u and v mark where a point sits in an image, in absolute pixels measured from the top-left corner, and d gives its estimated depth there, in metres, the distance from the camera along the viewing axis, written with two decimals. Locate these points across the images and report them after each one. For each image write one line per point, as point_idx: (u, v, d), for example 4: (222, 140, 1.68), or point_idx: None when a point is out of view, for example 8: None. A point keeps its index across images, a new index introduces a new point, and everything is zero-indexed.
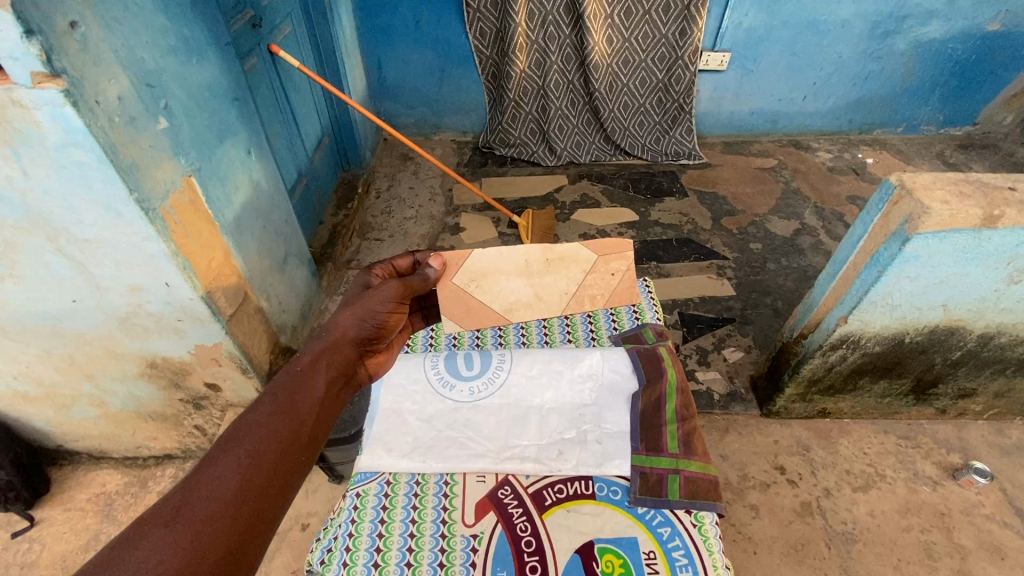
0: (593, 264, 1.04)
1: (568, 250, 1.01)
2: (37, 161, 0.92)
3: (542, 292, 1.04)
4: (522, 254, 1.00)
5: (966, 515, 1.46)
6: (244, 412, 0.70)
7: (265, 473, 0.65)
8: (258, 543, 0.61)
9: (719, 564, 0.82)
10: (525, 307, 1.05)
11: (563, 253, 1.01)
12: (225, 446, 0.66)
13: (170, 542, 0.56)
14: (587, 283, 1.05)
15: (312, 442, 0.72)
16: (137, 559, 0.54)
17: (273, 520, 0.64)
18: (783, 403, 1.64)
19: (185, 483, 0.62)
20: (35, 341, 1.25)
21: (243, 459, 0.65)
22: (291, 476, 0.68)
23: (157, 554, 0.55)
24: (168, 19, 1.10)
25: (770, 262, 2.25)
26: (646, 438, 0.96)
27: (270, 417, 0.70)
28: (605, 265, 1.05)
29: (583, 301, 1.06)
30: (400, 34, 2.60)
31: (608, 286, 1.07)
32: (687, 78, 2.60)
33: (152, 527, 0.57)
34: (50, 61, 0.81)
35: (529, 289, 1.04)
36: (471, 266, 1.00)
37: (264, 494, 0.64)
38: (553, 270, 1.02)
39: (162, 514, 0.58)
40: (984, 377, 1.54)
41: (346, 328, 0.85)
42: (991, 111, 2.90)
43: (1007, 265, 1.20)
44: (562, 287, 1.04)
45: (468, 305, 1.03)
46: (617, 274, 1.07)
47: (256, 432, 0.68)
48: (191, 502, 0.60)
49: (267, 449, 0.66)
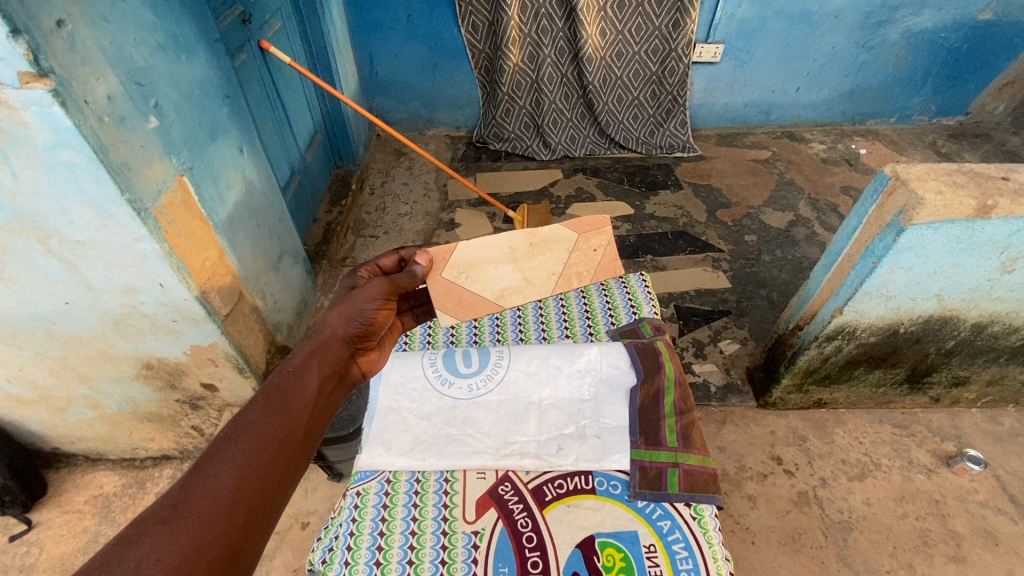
0: (575, 243, 1.04)
1: (551, 232, 1.02)
2: (26, 162, 0.91)
3: (531, 276, 1.04)
4: (506, 241, 0.99)
5: (960, 502, 1.48)
6: (239, 411, 0.70)
7: (260, 470, 0.64)
8: (257, 538, 0.61)
9: (719, 556, 0.82)
10: (517, 292, 1.04)
11: (546, 236, 1.02)
12: (220, 445, 0.65)
13: (168, 538, 0.56)
14: (572, 261, 1.05)
15: (308, 440, 0.72)
16: (137, 556, 0.54)
17: (272, 515, 0.64)
18: (780, 394, 1.65)
19: (183, 482, 0.61)
20: (29, 343, 1.24)
21: (239, 457, 0.64)
22: (287, 474, 0.67)
23: (157, 551, 0.55)
24: (156, 16, 1.08)
25: (765, 254, 2.25)
26: (644, 432, 0.96)
27: (264, 416, 0.69)
28: (587, 242, 1.05)
29: (571, 280, 1.06)
30: (392, 29, 2.58)
31: (592, 263, 1.08)
32: (681, 70, 2.60)
33: (151, 525, 0.57)
34: (38, 61, 0.79)
35: (518, 274, 1.03)
36: (458, 259, 0.99)
37: (262, 492, 0.63)
38: (538, 254, 1.03)
39: (160, 512, 0.58)
40: (977, 365, 1.56)
41: (335, 327, 0.85)
42: (983, 101, 2.91)
43: (1001, 254, 1.21)
44: (550, 267, 1.04)
45: (461, 296, 1.02)
46: (600, 250, 1.07)
47: (252, 431, 0.67)
48: (189, 499, 0.59)
49: (262, 447, 0.66)
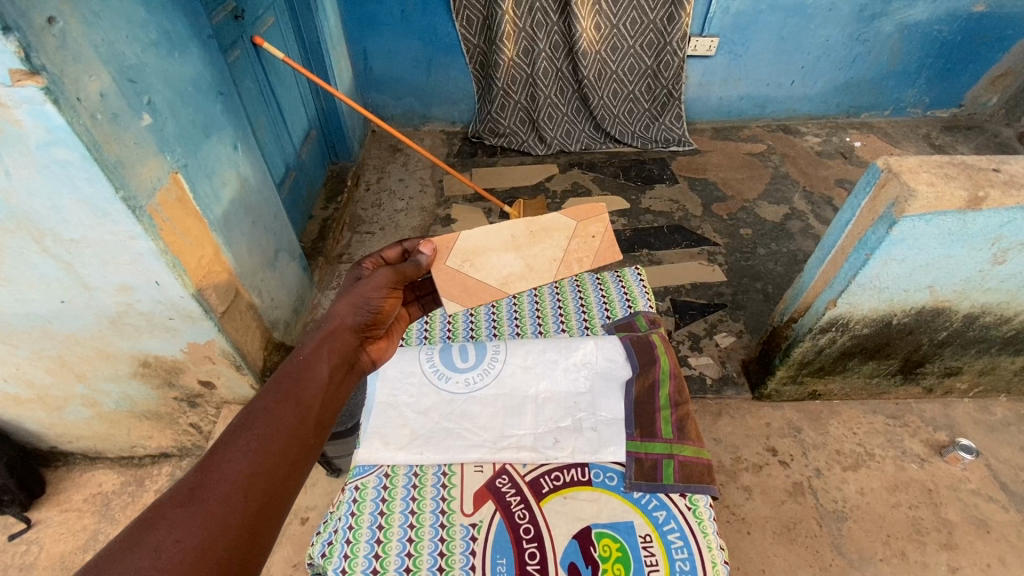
0: (573, 230, 1.07)
1: (549, 220, 1.06)
2: (19, 161, 0.91)
3: (533, 263, 1.04)
4: (507, 229, 1.04)
5: (953, 491, 1.49)
6: (252, 397, 0.70)
7: (275, 455, 0.65)
8: (271, 523, 0.62)
9: (713, 545, 0.84)
10: (520, 278, 1.03)
11: (545, 224, 1.06)
12: (234, 430, 0.66)
13: (186, 522, 0.56)
14: (571, 248, 1.06)
15: (320, 426, 0.72)
16: (157, 538, 0.54)
17: (286, 500, 0.65)
18: (774, 386, 1.66)
19: (199, 467, 0.62)
20: (26, 342, 1.24)
21: (253, 443, 0.65)
22: (301, 460, 0.68)
23: (175, 533, 0.55)
24: (148, 12, 1.08)
25: (760, 247, 2.26)
26: (640, 424, 0.97)
27: (277, 404, 0.70)
28: (584, 228, 1.07)
29: (573, 265, 1.05)
30: (385, 24, 2.57)
31: (592, 249, 1.07)
32: (676, 64, 2.60)
33: (169, 508, 0.57)
34: (29, 59, 0.79)
35: (520, 260, 1.04)
36: (461, 248, 1.02)
37: (276, 477, 0.64)
38: (539, 241, 1.05)
39: (177, 496, 0.58)
40: (970, 355, 1.57)
41: (343, 317, 0.86)
42: (976, 93, 2.92)
43: (992, 246, 1.23)
44: (550, 254, 1.05)
45: (466, 284, 1.01)
46: (598, 235, 1.08)
47: (265, 417, 0.68)
48: (206, 484, 0.60)
49: (274, 433, 0.66)
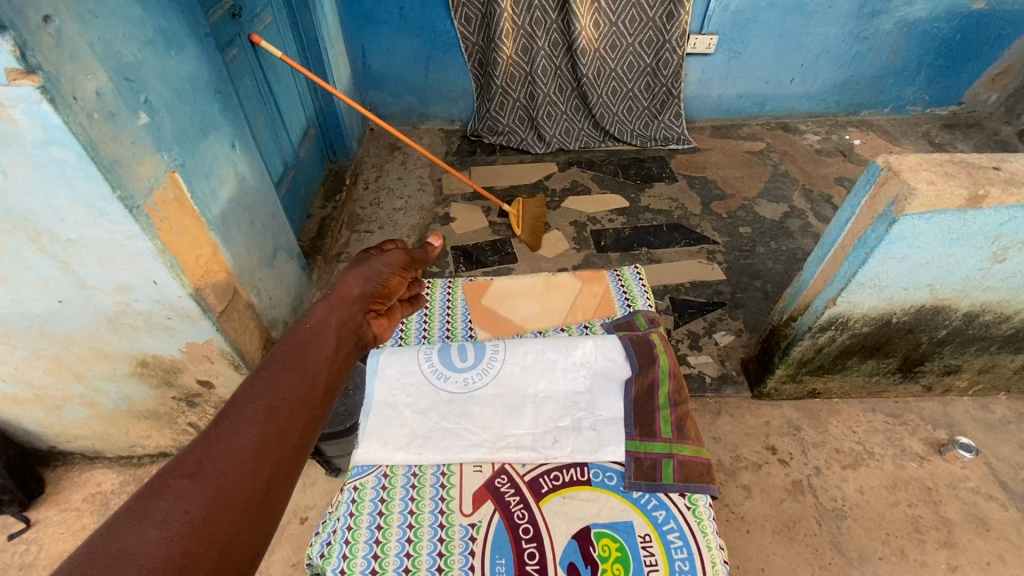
0: (579, 288, 1.28)
1: (561, 278, 1.31)
2: (15, 161, 0.90)
3: (547, 308, 1.25)
4: (528, 282, 1.31)
5: (952, 489, 1.50)
6: (257, 369, 0.70)
7: (282, 424, 0.65)
8: (280, 494, 0.62)
9: (713, 545, 0.84)
10: (536, 318, 1.23)
11: (558, 280, 1.30)
12: (240, 402, 0.65)
13: (195, 491, 0.56)
14: (580, 301, 1.26)
15: (326, 397, 0.72)
16: (165, 507, 0.54)
17: (294, 470, 0.65)
18: (774, 385, 1.66)
19: (204, 437, 0.61)
20: (24, 342, 1.24)
21: (260, 414, 0.64)
22: (309, 429, 0.68)
23: (183, 502, 0.54)
24: (144, 10, 1.07)
25: (759, 246, 2.26)
26: (639, 423, 0.97)
27: (283, 375, 0.69)
28: (590, 287, 1.28)
29: (580, 312, 1.23)
30: (384, 22, 2.56)
31: (596, 301, 1.25)
32: (675, 62, 2.59)
33: (176, 477, 0.56)
34: (25, 58, 0.79)
35: (536, 306, 1.26)
36: (490, 292, 1.30)
37: (285, 446, 0.64)
38: (553, 293, 1.28)
39: (184, 466, 0.58)
40: (969, 354, 1.57)
41: (351, 286, 0.87)
42: (976, 91, 2.92)
43: (992, 244, 1.22)
44: (562, 303, 1.26)
45: (490, 320, 1.24)
46: (600, 293, 1.26)
47: (271, 388, 0.67)
48: (213, 454, 0.59)
49: (281, 403, 0.66)
